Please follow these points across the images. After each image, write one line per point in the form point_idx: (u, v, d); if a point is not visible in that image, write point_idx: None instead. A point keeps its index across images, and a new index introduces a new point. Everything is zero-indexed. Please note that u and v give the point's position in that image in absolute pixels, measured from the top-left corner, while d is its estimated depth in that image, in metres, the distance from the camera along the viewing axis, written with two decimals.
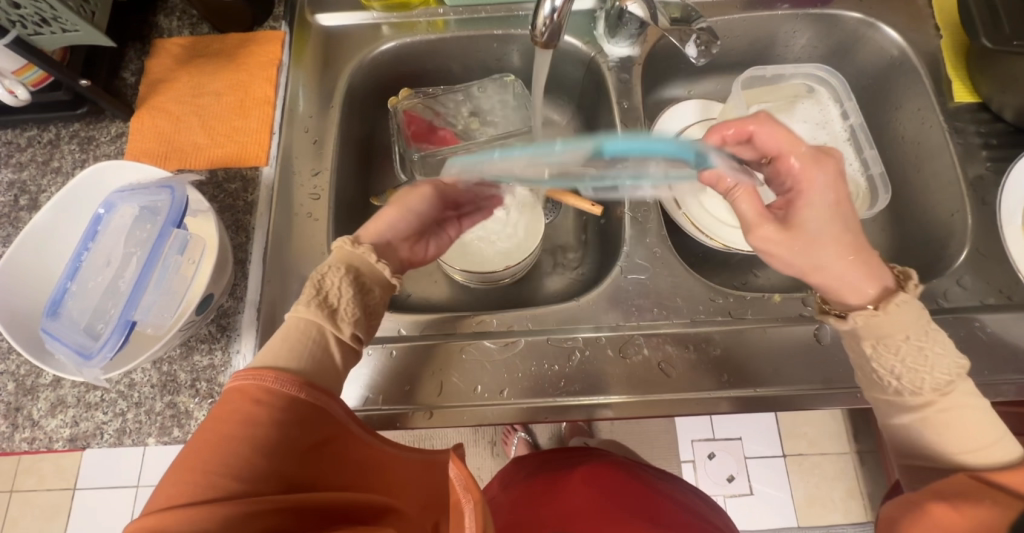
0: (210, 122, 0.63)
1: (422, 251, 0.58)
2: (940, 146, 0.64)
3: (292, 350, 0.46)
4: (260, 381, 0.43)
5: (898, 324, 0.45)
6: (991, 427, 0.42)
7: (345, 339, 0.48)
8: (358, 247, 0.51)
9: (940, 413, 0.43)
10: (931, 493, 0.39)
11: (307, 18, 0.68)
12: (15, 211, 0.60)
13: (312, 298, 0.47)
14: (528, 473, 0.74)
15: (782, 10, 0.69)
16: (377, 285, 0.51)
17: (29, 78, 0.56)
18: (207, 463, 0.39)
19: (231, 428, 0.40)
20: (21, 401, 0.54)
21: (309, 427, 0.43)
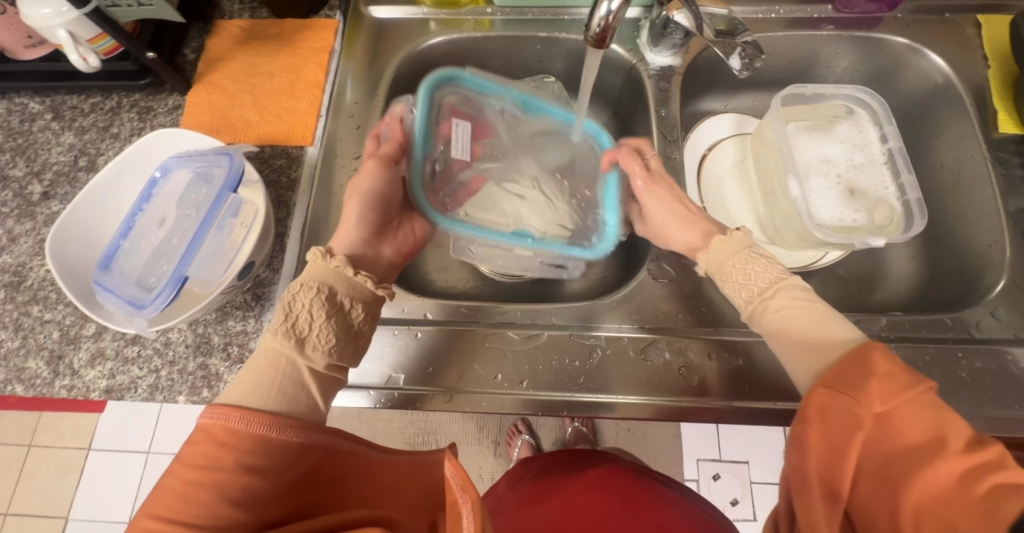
0: (263, 101, 0.66)
1: (412, 238, 0.58)
2: (981, 176, 0.63)
3: (262, 385, 0.44)
4: (226, 420, 0.41)
5: (729, 252, 0.51)
6: (813, 319, 0.46)
7: (319, 367, 0.46)
8: (330, 261, 0.49)
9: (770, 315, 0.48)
10: (800, 420, 0.40)
11: (361, 10, 0.71)
12: (73, 171, 0.64)
13: (281, 325, 0.46)
14: (536, 473, 0.74)
15: (827, 31, 0.69)
16: (358, 302, 0.49)
17: (102, 46, 0.59)
18: (175, 515, 0.38)
19: (195, 478, 0.39)
20: (64, 349, 0.56)
21: (285, 465, 0.43)
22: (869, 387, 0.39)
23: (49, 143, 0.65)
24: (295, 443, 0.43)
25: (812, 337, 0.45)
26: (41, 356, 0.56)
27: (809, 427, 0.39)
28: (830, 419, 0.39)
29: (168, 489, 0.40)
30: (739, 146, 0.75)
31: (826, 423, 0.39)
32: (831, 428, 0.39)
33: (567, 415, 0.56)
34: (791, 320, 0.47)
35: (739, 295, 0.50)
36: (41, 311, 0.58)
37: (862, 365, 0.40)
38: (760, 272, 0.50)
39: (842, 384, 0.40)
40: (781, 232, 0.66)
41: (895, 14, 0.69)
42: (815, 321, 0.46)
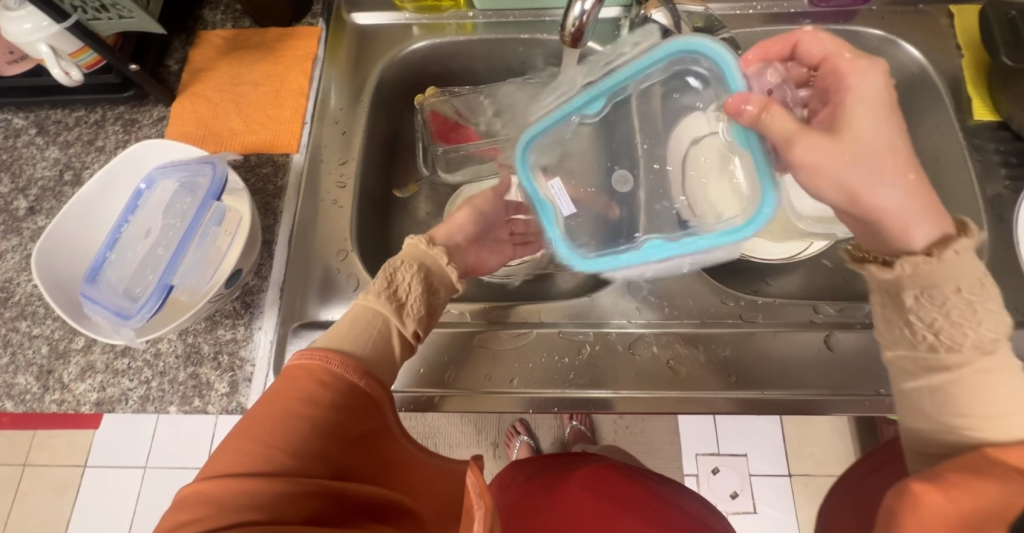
0: (247, 109, 0.66)
1: (489, 263, 0.63)
2: (958, 163, 0.65)
3: (359, 337, 0.48)
4: (327, 363, 0.44)
5: (952, 273, 0.40)
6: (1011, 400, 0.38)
7: (407, 334, 0.50)
8: (431, 249, 0.54)
9: (974, 374, 0.39)
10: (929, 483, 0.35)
11: (343, 17, 0.72)
12: (59, 185, 0.64)
13: (381, 289, 0.50)
14: (527, 476, 0.73)
15: (804, 25, 0.71)
16: (443, 287, 0.54)
17: (84, 61, 0.60)
18: (268, 436, 0.40)
19: (296, 407, 0.42)
20: (53, 364, 0.56)
21: (363, 418, 0.45)
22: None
23: (34, 159, 0.65)
24: (373, 399, 0.46)
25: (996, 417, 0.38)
26: (30, 372, 0.56)
27: (933, 489, 0.35)
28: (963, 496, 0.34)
29: (266, 413, 0.42)
30: None
31: (959, 494, 0.34)
32: (962, 513, 0.34)
33: (560, 411, 0.56)
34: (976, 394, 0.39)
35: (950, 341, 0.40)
36: (29, 326, 0.58)
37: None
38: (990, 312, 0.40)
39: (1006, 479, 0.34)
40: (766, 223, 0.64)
41: (869, 6, 0.71)
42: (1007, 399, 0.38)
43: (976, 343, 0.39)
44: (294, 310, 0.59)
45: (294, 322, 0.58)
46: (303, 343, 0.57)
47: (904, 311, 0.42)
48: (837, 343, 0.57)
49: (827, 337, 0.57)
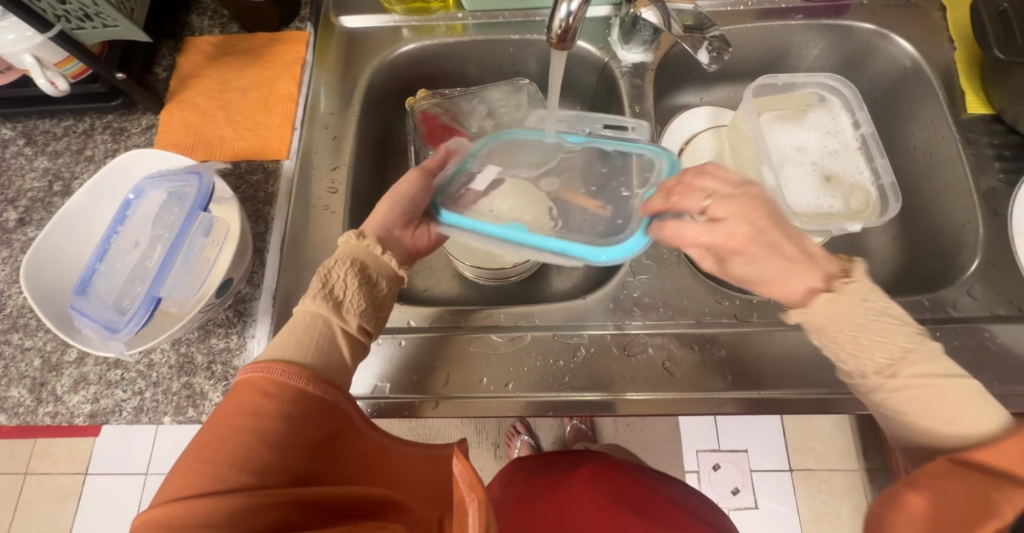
0: (236, 116, 0.65)
1: (431, 236, 0.58)
2: (953, 157, 0.64)
3: (300, 342, 0.47)
4: (269, 374, 0.43)
5: (841, 315, 0.46)
6: (949, 403, 0.44)
7: (351, 329, 0.49)
8: (363, 240, 0.52)
9: (895, 393, 0.45)
10: (912, 484, 0.41)
11: (332, 21, 0.71)
12: (49, 196, 0.63)
13: (317, 291, 0.49)
14: (530, 474, 0.73)
15: (796, 21, 0.70)
16: (384, 277, 0.52)
17: (69, 70, 0.59)
18: (219, 455, 0.40)
19: (243, 423, 0.41)
20: (46, 376, 0.56)
21: (319, 422, 0.44)
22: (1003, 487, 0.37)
23: (22, 170, 0.65)
24: (325, 403, 0.45)
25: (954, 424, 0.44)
26: (23, 385, 0.56)
27: (915, 491, 0.41)
28: (945, 494, 0.39)
29: (213, 431, 0.41)
30: (716, 139, 0.74)
31: (943, 495, 0.39)
32: (940, 510, 0.39)
33: (555, 415, 0.56)
34: (928, 411, 0.44)
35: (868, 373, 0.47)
36: (22, 338, 0.57)
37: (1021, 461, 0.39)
38: (881, 342, 0.46)
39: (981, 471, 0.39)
40: None
41: (861, 1, 0.70)
42: (961, 403, 0.44)
43: (878, 371, 0.46)
44: (286, 318, 0.58)
45: None
46: None
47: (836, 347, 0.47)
48: None
49: None
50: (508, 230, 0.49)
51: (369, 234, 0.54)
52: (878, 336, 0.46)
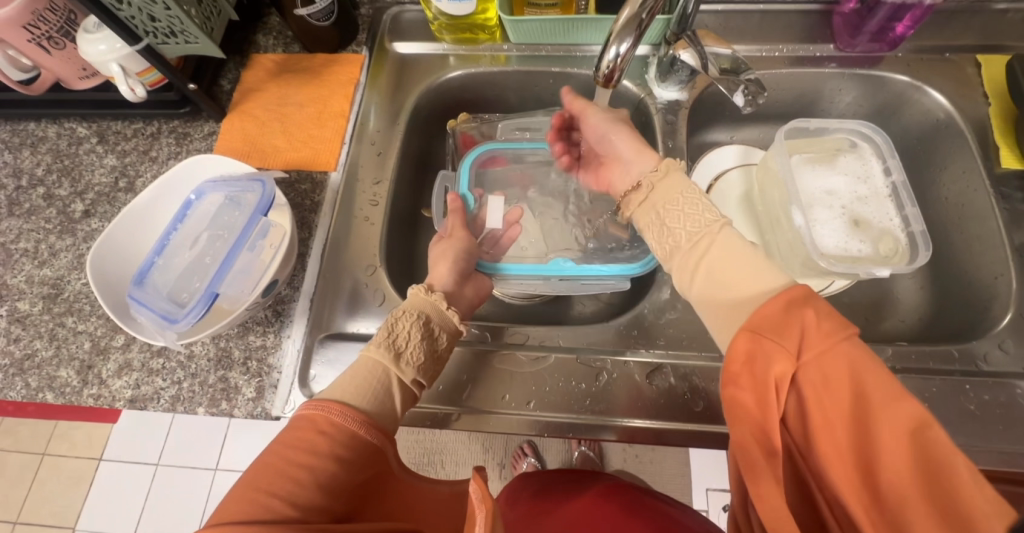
0: (291, 129, 0.70)
1: (485, 285, 0.61)
2: (986, 210, 0.64)
3: (359, 388, 0.48)
4: (329, 413, 0.45)
5: (667, 193, 0.54)
6: (748, 264, 0.46)
7: (407, 381, 0.50)
8: (431, 295, 0.55)
9: (705, 253, 0.49)
10: (730, 383, 0.38)
11: (385, 46, 0.76)
12: (113, 191, 0.68)
13: (383, 339, 0.51)
14: (536, 491, 0.74)
15: (829, 69, 0.72)
16: (445, 332, 0.54)
17: (148, 79, 0.65)
18: (268, 486, 0.41)
19: (298, 458, 0.43)
20: (93, 360, 0.59)
21: (366, 465, 0.45)
22: (787, 337, 0.37)
23: (93, 165, 0.70)
24: (376, 448, 0.47)
25: (737, 290, 0.45)
26: (72, 366, 0.59)
27: (737, 388, 0.38)
28: (755, 367, 0.38)
29: (267, 462, 0.43)
30: (745, 177, 0.77)
31: (752, 373, 0.38)
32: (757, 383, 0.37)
33: (573, 436, 0.57)
34: (713, 278, 0.47)
35: (672, 240, 0.51)
36: (75, 322, 0.61)
37: (783, 310, 0.39)
38: (692, 215, 0.51)
39: (767, 331, 0.38)
40: (787, 259, 0.68)
41: (896, 53, 0.72)
42: (749, 268, 0.45)
43: (688, 239, 0.50)
44: (322, 324, 0.61)
45: (320, 332, 0.61)
46: (330, 354, 0.59)
47: (660, 220, 0.53)
48: None
49: None
50: (557, 268, 0.61)
51: (436, 289, 0.57)
52: (687, 210, 0.52)
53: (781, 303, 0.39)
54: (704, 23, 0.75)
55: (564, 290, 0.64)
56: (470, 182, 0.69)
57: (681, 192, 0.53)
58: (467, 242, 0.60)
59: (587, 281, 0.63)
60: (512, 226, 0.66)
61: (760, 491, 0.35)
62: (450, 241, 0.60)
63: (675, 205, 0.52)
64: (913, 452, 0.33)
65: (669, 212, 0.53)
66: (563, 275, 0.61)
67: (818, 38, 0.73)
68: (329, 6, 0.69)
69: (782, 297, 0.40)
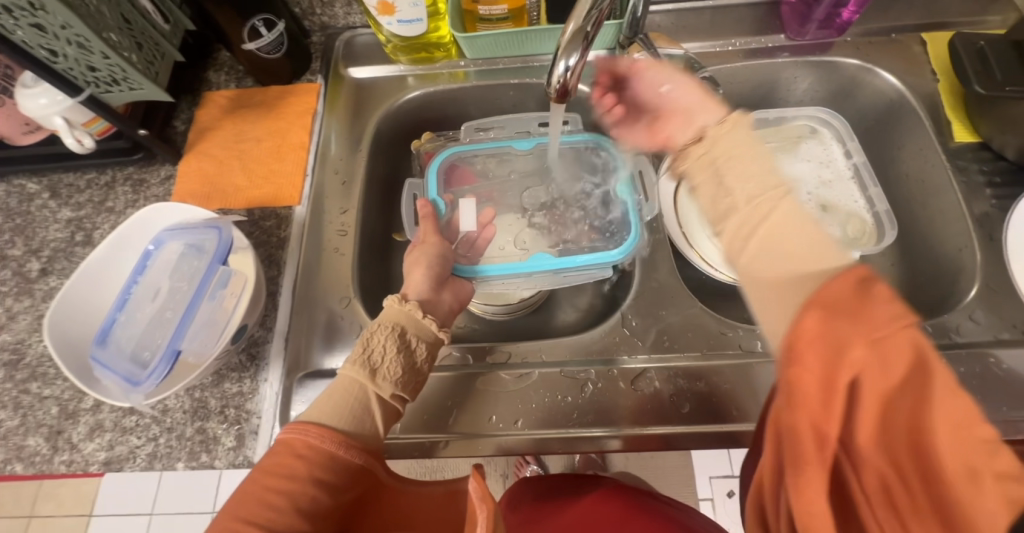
0: (251, 166, 0.69)
1: (464, 289, 0.60)
2: (944, 185, 0.66)
3: (337, 408, 0.48)
4: (305, 437, 0.45)
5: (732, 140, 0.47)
6: (817, 242, 0.38)
7: (385, 395, 0.49)
8: (405, 305, 0.54)
9: (766, 218, 0.40)
10: (791, 365, 0.30)
11: (341, 72, 0.75)
12: (70, 246, 0.66)
13: (358, 357, 0.50)
14: (538, 496, 0.69)
15: (782, 58, 0.73)
16: (423, 342, 0.53)
17: (96, 128, 0.63)
18: (250, 516, 0.42)
19: (275, 484, 0.43)
20: (62, 424, 0.57)
21: (351, 484, 0.46)
22: (865, 319, 0.29)
23: (46, 221, 0.67)
24: (358, 466, 0.47)
25: (793, 259, 0.37)
26: (40, 433, 0.57)
27: (799, 370, 0.30)
28: (824, 349, 0.29)
29: (247, 493, 0.43)
30: None
31: (815, 357, 0.29)
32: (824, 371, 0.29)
33: (562, 452, 0.56)
34: (768, 246, 0.39)
35: (727, 198, 0.44)
36: (40, 387, 0.59)
37: (860, 289, 0.30)
38: (755, 173, 0.44)
39: (840, 312, 0.29)
40: None
41: (844, 38, 0.73)
42: (805, 238, 0.38)
43: (750, 197, 0.42)
44: (297, 366, 0.59)
45: (298, 371, 0.59)
46: (310, 393, 0.58)
47: (716, 173, 0.46)
48: None
49: None
50: (539, 263, 0.60)
51: (411, 297, 0.56)
52: (748, 166, 0.44)
53: (856, 280, 0.30)
54: (656, 23, 0.76)
55: (548, 283, 0.63)
56: (439, 186, 0.67)
57: (741, 145, 0.46)
58: (442, 249, 0.59)
59: (569, 272, 0.61)
60: (486, 226, 0.63)
61: (800, 480, 0.29)
62: (422, 248, 0.59)
63: (738, 160, 0.45)
64: (971, 451, 0.27)
65: (730, 166, 0.45)
66: (544, 268, 0.60)
67: (768, 29, 0.74)
68: (278, 38, 0.67)
69: (854, 271, 0.31)
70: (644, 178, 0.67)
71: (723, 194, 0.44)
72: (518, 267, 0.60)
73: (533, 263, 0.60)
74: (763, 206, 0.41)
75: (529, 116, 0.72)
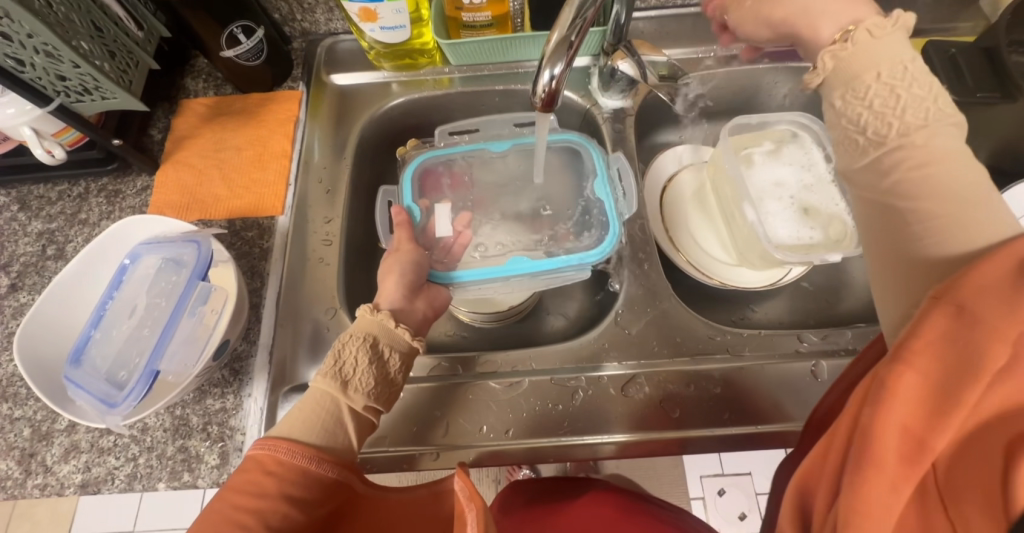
0: (231, 175, 0.67)
1: (439, 297, 0.59)
2: None
3: (307, 422, 0.47)
4: (275, 453, 0.44)
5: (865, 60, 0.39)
6: (977, 195, 0.34)
7: (358, 408, 0.49)
8: (377, 314, 0.52)
9: (911, 163, 0.36)
10: (898, 361, 0.28)
11: (323, 79, 0.74)
12: (41, 260, 0.63)
13: (328, 369, 0.49)
14: (530, 499, 0.69)
15: (763, 64, 0.74)
16: (396, 352, 0.52)
17: (66, 139, 0.61)
18: None
19: (245, 504, 0.42)
20: (36, 446, 0.55)
21: (325, 498, 0.45)
22: (1020, 313, 0.26)
23: (16, 235, 0.65)
24: (332, 481, 0.46)
25: (945, 221, 0.33)
26: (11, 456, 0.54)
27: (906, 368, 0.28)
28: (945, 350, 0.27)
29: (214, 515, 0.42)
30: (697, 175, 0.77)
31: (927, 358, 0.28)
32: (942, 375, 0.27)
33: (556, 460, 0.56)
34: (923, 193, 0.35)
35: (867, 132, 0.38)
36: (10, 408, 0.56)
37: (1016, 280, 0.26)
38: (917, 101, 0.37)
39: (983, 307, 0.27)
40: (746, 254, 0.69)
41: None
42: (957, 198, 0.34)
43: (903, 131, 0.37)
44: (282, 380, 0.58)
45: (283, 386, 0.58)
46: None
47: (835, 108, 0.41)
48: (824, 373, 0.58)
49: (813, 367, 0.58)
50: (515, 267, 0.59)
51: (383, 307, 0.54)
52: (883, 101, 0.38)
53: (1012, 265, 0.27)
54: (639, 30, 0.76)
55: (526, 285, 0.62)
56: (414, 193, 0.66)
57: (880, 67, 0.38)
58: (416, 256, 0.58)
59: (547, 276, 0.61)
60: (462, 231, 0.63)
61: (866, 481, 0.29)
62: (395, 255, 0.58)
63: (882, 86, 0.38)
64: None
65: (870, 90, 0.38)
66: (521, 272, 0.59)
67: None
68: (257, 44, 0.66)
69: (1008, 257, 0.27)
70: (623, 177, 0.66)
71: (857, 128, 0.39)
72: (495, 273, 0.59)
73: (510, 269, 0.59)
74: (916, 143, 0.36)
75: (505, 117, 0.71)
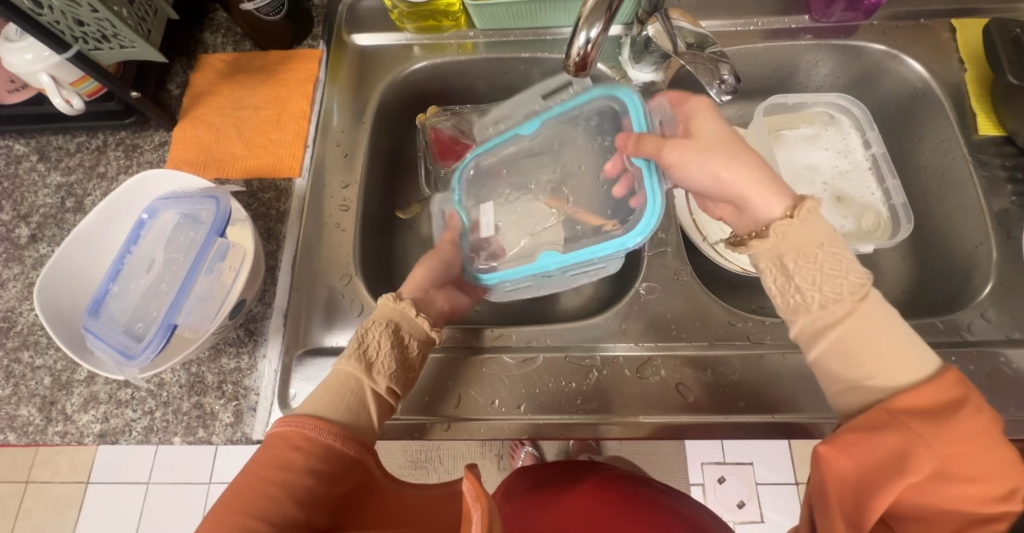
0: (248, 134, 0.66)
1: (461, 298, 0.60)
2: (965, 178, 0.64)
3: (332, 400, 0.47)
4: (302, 429, 0.45)
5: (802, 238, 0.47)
6: (902, 344, 0.42)
7: (381, 390, 0.49)
8: (401, 302, 0.53)
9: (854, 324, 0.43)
10: (839, 440, 0.39)
11: (344, 38, 0.71)
12: (61, 212, 0.63)
13: (353, 351, 0.50)
14: (534, 483, 0.71)
15: (805, 41, 0.70)
16: (417, 339, 0.52)
17: (85, 89, 0.60)
18: (244, 507, 0.41)
19: (269, 473, 0.42)
20: (56, 395, 0.56)
21: (342, 478, 0.45)
22: (937, 426, 0.37)
23: (35, 186, 0.65)
24: (352, 459, 0.46)
25: (879, 363, 0.42)
26: (33, 403, 0.55)
27: (843, 448, 0.39)
28: (878, 440, 0.38)
29: (250, 475, 0.43)
30: None
31: (868, 448, 0.38)
32: (872, 459, 0.37)
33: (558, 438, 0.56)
34: (857, 344, 0.43)
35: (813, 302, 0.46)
36: (31, 356, 0.57)
37: (935, 412, 0.38)
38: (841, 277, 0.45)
39: (910, 417, 0.38)
40: None
41: (871, 21, 0.70)
42: (896, 348, 0.42)
43: (824, 303, 0.45)
44: (298, 338, 0.58)
45: (298, 348, 0.58)
46: (309, 371, 0.57)
47: (784, 269, 0.47)
48: None
49: None
50: (548, 263, 0.54)
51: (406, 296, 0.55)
52: (826, 268, 0.46)
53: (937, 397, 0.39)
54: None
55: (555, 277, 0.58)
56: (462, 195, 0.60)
57: (817, 243, 0.46)
58: None
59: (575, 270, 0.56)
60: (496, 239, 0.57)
61: None
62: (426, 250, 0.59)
63: (812, 261, 0.46)
64: None
65: (810, 268, 0.46)
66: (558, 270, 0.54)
67: (793, 10, 0.71)
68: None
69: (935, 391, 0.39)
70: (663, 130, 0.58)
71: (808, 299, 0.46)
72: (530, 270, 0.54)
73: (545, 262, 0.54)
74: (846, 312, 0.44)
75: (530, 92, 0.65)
